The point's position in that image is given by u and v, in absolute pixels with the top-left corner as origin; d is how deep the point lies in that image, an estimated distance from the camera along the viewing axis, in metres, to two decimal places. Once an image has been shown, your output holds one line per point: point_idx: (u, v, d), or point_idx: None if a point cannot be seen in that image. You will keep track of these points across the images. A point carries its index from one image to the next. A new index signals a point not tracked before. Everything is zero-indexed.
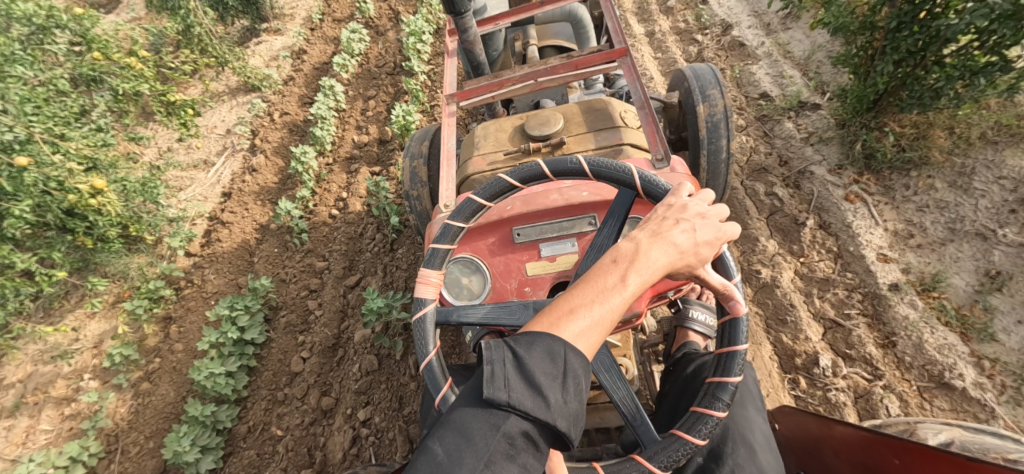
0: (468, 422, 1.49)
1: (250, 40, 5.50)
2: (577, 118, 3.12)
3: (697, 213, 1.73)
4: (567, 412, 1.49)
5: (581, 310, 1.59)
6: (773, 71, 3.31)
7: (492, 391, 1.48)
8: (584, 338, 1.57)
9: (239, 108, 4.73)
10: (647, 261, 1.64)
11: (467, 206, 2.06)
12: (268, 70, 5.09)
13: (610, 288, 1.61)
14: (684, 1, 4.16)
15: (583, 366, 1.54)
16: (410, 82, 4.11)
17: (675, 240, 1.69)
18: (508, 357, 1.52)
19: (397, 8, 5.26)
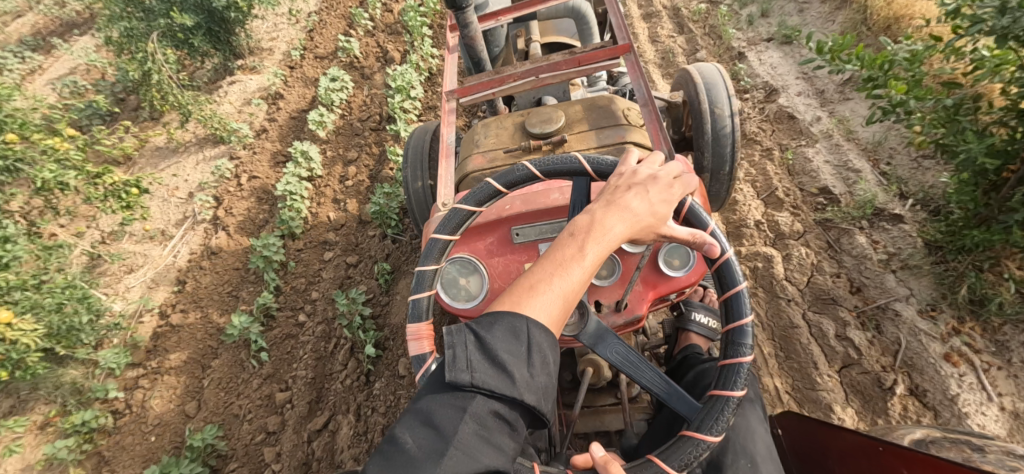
0: (434, 412, 1.43)
1: (221, 80, 4.93)
2: (579, 115, 3.00)
3: (651, 174, 1.69)
4: (534, 386, 1.45)
5: (540, 287, 1.52)
6: (835, 158, 2.70)
7: (455, 375, 1.42)
8: (548, 313, 1.51)
9: (206, 165, 4.23)
10: (605, 231, 1.58)
11: (476, 195, 1.95)
12: (239, 118, 4.52)
13: (569, 262, 1.54)
14: (715, 53, 3.57)
15: (549, 340, 1.50)
16: (395, 151, 3.52)
17: (632, 206, 1.63)
18: (468, 339, 1.47)
19: (386, 47, 4.69)
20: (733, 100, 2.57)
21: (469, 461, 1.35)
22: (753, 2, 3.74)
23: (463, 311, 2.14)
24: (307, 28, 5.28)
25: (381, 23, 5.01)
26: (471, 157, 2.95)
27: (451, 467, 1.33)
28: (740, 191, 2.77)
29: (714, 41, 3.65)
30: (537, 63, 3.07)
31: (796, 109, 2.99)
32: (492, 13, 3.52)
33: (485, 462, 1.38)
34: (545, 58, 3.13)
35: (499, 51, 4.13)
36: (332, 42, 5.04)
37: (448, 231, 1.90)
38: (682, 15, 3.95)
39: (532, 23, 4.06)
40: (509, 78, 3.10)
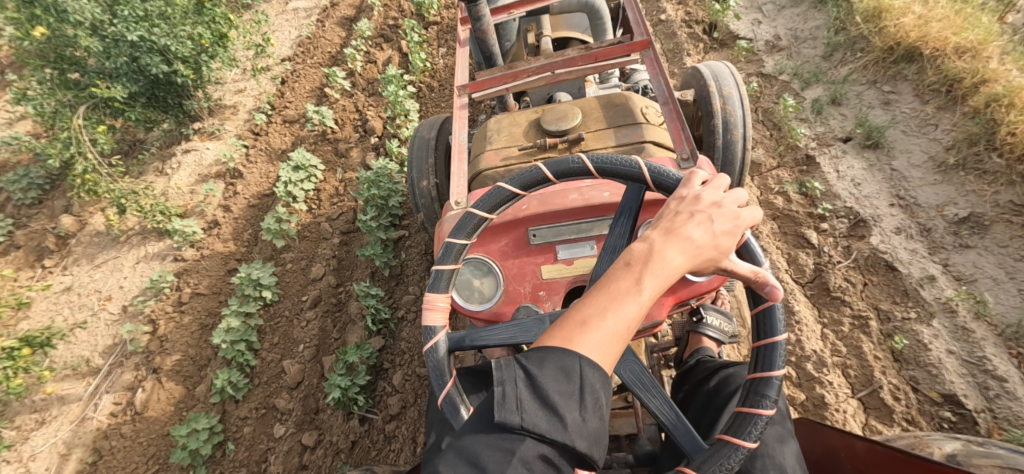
0: (478, 448, 1.23)
1: (175, 146, 4.22)
2: (595, 113, 2.74)
3: (714, 201, 1.41)
4: (588, 433, 1.21)
5: (594, 324, 1.29)
6: (965, 351, 1.98)
7: (502, 415, 1.22)
8: (602, 353, 1.28)
9: (146, 265, 3.52)
10: (664, 262, 1.32)
11: (493, 196, 1.72)
12: (189, 203, 3.76)
13: (625, 296, 1.30)
14: (773, 151, 2.81)
15: (605, 381, 1.27)
16: (359, 284, 2.72)
17: (694, 235, 1.36)
18: (518, 376, 1.26)
19: (366, 113, 3.94)
20: (745, 100, 2.55)
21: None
22: (819, 81, 2.97)
23: (476, 315, 1.95)
24: (279, 82, 4.59)
25: (361, 81, 4.25)
26: (484, 155, 2.68)
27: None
28: (828, 386, 2.05)
29: (772, 132, 2.89)
30: (553, 59, 2.88)
31: (898, 258, 2.24)
32: (503, 7, 3.33)
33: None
34: (561, 54, 2.93)
35: (510, 46, 3.74)
36: (304, 102, 4.32)
37: (465, 233, 1.71)
38: None
39: (544, 18, 3.64)
40: (524, 74, 2.90)
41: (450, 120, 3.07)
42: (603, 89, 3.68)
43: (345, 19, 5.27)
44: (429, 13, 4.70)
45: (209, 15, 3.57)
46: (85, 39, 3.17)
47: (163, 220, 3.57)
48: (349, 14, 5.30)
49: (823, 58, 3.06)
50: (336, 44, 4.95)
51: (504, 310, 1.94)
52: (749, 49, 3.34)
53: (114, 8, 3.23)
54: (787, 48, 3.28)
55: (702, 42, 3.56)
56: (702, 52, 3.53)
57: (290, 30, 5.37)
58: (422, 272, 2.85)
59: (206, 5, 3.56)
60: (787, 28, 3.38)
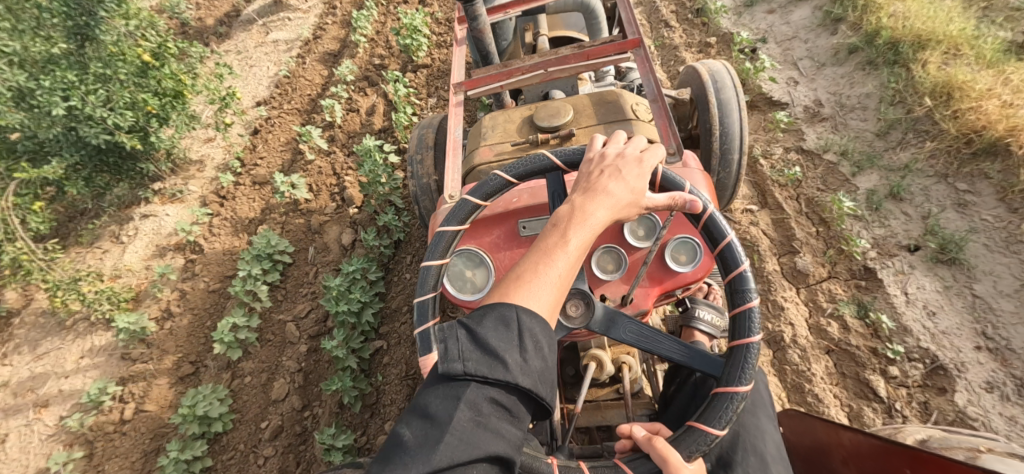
0: (427, 402, 1.30)
1: (132, 208, 3.75)
2: (587, 110, 2.73)
3: (618, 154, 1.62)
4: (532, 371, 1.30)
5: (528, 277, 1.42)
6: None
7: (446, 365, 1.30)
8: (540, 299, 1.40)
9: (90, 362, 3.07)
10: (587, 216, 1.49)
11: (456, 213, 1.72)
12: (142, 284, 3.33)
13: (551, 250, 1.45)
14: (821, 256, 2.35)
15: (542, 325, 1.37)
16: (321, 433, 2.32)
17: (611, 190, 1.55)
18: (459, 333, 1.34)
19: (344, 177, 3.46)
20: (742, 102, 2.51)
21: (466, 451, 1.23)
22: (874, 165, 2.51)
23: (471, 305, 1.83)
24: (252, 133, 4.15)
25: (340, 134, 3.77)
26: (479, 149, 2.69)
27: (448, 457, 1.21)
28: None
29: (818, 229, 2.44)
30: (547, 58, 2.95)
31: (993, 428, 1.84)
32: (501, 6, 3.34)
33: (484, 449, 1.25)
34: (555, 51, 2.93)
35: (506, 45, 3.71)
36: (277, 158, 3.86)
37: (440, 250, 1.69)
38: (759, 172, 2.72)
39: (541, 18, 3.64)
40: (519, 71, 2.95)
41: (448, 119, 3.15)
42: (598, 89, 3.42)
43: (328, 55, 4.82)
44: (418, 55, 4.28)
45: (157, 76, 2.98)
46: (5, 111, 2.67)
47: (115, 308, 3.15)
48: (332, 50, 4.86)
49: (876, 135, 2.60)
50: (316, 85, 4.51)
51: None
52: (789, 120, 2.84)
53: (41, 74, 2.70)
54: (831, 117, 2.80)
55: None
56: None
57: (268, 67, 4.96)
58: (401, 403, 2.44)
59: (152, 65, 2.97)
60: (827, 92, 2.91)
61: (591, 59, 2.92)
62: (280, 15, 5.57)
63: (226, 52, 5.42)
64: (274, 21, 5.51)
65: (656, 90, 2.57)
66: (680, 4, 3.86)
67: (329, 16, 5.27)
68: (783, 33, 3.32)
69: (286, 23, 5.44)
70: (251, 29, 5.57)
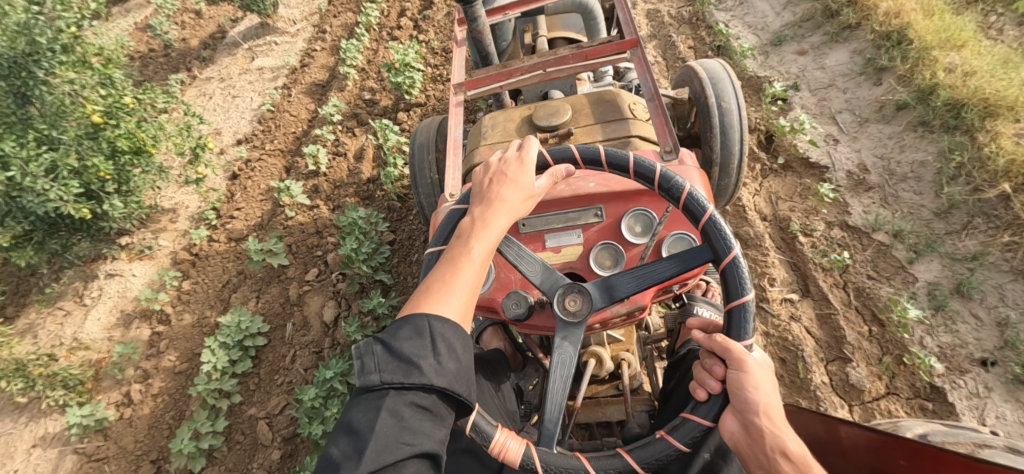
0: (351, 417, 1.33)
1: (95, 266, 3.41)
2: (585, 109, 2.73)
3: (503, 163, 1.71)
4: (447, 371, 1.37)
5: (440, 286, 1.49)
6: None
7: (364, 379, 1.34)
8: (451, 306, 1.46)
9: (40, 454, 2.73)
10: (488, 225, 1.58)
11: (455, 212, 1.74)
12: (103, 359, 2.99)
13: (460, 262, 1.53)
14: (877, 364, 2.05)
15: (453, 328, 1.43)
16: None
17: (507, 198, 1.64)
18: (374, 348, 1.38)
19: (327, 237, 3.12)
20: (737, 100, 2.47)
21: (392, 453, 1.28)
22: (934, 252, 2.20)
23: None
24: (232, 178, 3.82)
25: (324, 183, 3.41)
26: (478, 148, 2.70)
27: (376, 462, 1.26)
28: None
29: (872, 329, 2.12)
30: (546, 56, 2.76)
31: None
32: (499, 7, 3.22)
33: (411, 448, 1.30)
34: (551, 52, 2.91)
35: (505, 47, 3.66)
36: (255, 209, 3.51)
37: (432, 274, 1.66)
38: (795, 250, 2.40)
39: (539, 18, 3.59)
40: (518, 71, 2.80)
41: (446, 120, 3.04)
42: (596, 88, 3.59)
43: (315, 85, 4.48)
44: (412, 92, 3.93)
45: (109, 137, 2.61)
46: None
47: (70, 393, 2.80)
48: (320, 80, 4.52)
49: (935, 214, 2.29)
50: (302, 121, 4.19)
51: (496, 296, 1.86)
52: (836, 195, 2.48)
53: None
54: (879, 187, 2.46)
55: (759, 162, 2.75)
56: (759, 176, 2.70)
57: (251, 98, 4.63)
58: None
59: (103, 125, 2.59)
60: (873, 154, 2.57)
61: (588, 59, 2.74)
62: (266, 38, 5.24)
63: (209, 79, 5.08)
64: (260, 45, 5.19)
65: (651, 90, 2.56)
66: (698, 39, 3.58)
67: (319, 42, 4.95)
68: (818, 80, 2.95)
69: (272, 47, 5.11)
70: (235, 53, 5.24)
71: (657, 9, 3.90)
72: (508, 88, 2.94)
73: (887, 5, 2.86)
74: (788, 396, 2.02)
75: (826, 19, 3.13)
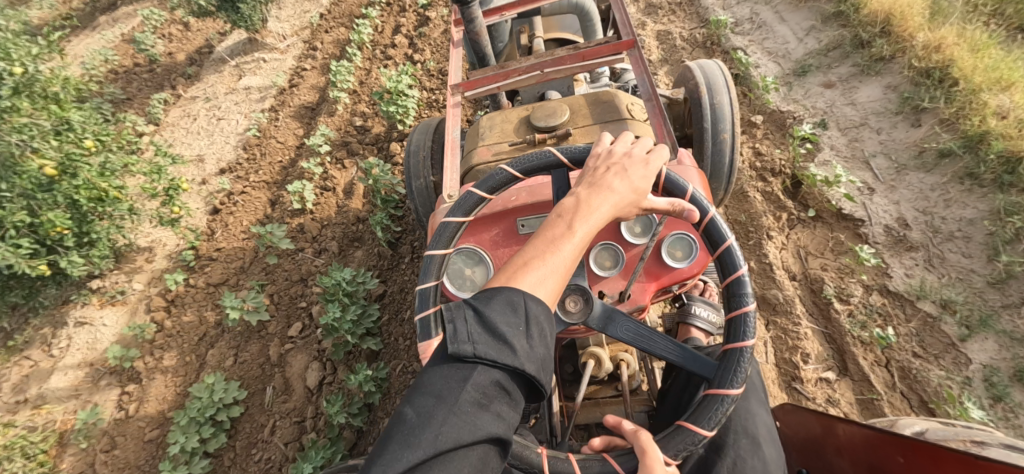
0: (431, 381, 1.25)
1: (62, 313, 3.16)
2: (583, 110, 2.75)
3: (626, 153, 1.55)
4: (537, 357, 1.27)
5: (536, 261, 1.38)
6: None
7: (455, 346, 1.25)
8: (543, 287, 1.35)
9: None
10: (594, 208, 1.45)
11: (463, 203, 1.70)
12: (68, 422, 2.75)
13: (560, 237, 1.41)
14: None
15: (546, 312, 1.33)
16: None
17: (616, 185, 1.49)
18: (467, 312, 1.30)
19: (311, 285, 2.87)
20: (733, 101, 2.47)
21: (470, 428, 1.18)
22: (990, 328, 1.98)
23: None
24: (213, 212, 3.58)
25: (310, 222, 3.16)
26: (476, 150, 2.71)
27: (453, 437, 1.16)
28: None
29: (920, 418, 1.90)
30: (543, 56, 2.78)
31: None
32: (496, 7, 3.18)
33: (486, 429, 1.20)
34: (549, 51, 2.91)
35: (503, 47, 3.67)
36: (236, 249, 3.26)
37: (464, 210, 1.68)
38: (830, 318, 2.16)
39: (536, 19, 3.51)
40: (516, 72, 2.79)
41: (442, 121, 3.00)
42: (593, 90, 3.59)
43: (304, 108, 4.24)
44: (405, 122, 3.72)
45: (63, 190, 2.42)
46: None
47: (31, 464, 2.57)
48: (310, 103, 4.28)
49: (988, 283, 2.08)
50: (290, 148, 3.93)
51: None
52: (880, 261, 2.22)
53: None
54: (922, 246, 2.23)
55: (787, 211, 2.50)
56: (785, 227, 2.46)
57: (237, 121, 4.37)
58: None
59: (58, 178, 2.40)
60: (913, 207, 2.33)
61: (586, 59, 2.74)
62: (254, 55, 4.99)
63: (194, 98, 4.82)
64: (248, 62, 4.94)
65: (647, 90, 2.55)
66: None
67: (309, 60, 4.71)
68: (847, 118, 2.70)
69: (261, 65, 4.86)
70: (222, 70, 4.99)
71: (668, 31, 3.67)
72: (505, 88, 2.92)
73: (924, 37, 2.62)
74: (800, 420, 1.93)
75: (856, 49, 2.88)
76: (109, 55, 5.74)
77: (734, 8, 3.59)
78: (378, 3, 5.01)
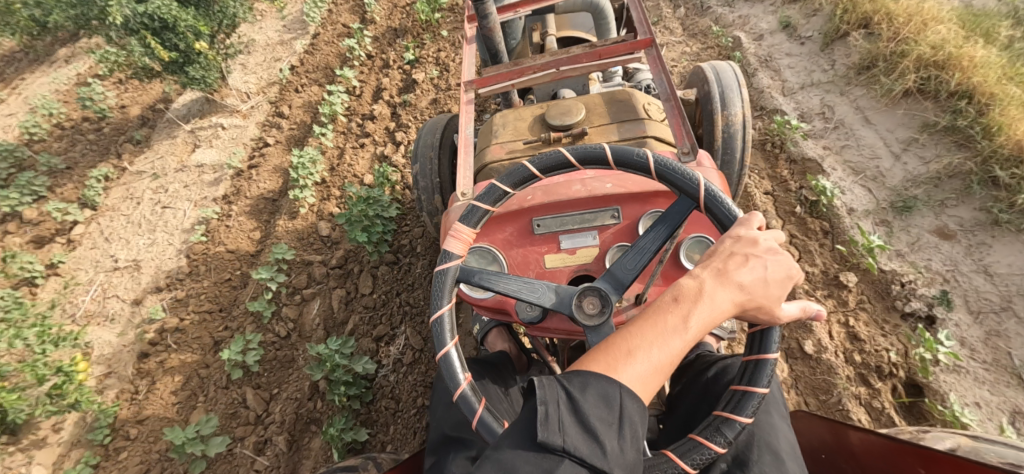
0: (515, 462, 1.12)
1: None
2: (598, 108, 2.33)
3: (768, 246, 1.33)
4: (628, 462, 1.12)
5: (641, 352, 1.20)
6: None
7: (545, 434, 1.11)
8: (644, 384, 1.19)
9: None
10: (715, 303, 1.25)
11: (490, 191, 1.58)
12: None
13: (674, 329, 1.22)
14: None
15: (643, 413, 1.17)
16: None
17: (746, 278, 1.29)
18: (560, 396, 1.15)
19: None
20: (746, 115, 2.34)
21: None
22: None
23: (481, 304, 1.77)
24: (139, 357, 2.85)
25: (253, 394, 2.45)
26: (489, 147, 2.32)
27: None
28: None
29: None
30: (557, 54, 2.49)
31: None
32: (510, 3, 2.81)
33: None
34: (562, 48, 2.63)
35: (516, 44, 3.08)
36: (163, 423, 2.58)
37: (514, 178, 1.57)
38: None
39: (549, 17, 3.11)
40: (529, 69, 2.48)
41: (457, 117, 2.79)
42: (608, 88, 2.96)
43: (263, 200, 3.49)
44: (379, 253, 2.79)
45: None
46: None
47: None
48: (270, 192, 3.52)
49: None
50: (242, 257, 3.20)
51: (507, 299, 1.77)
52: None
53: None
54: None
55: None
56: None
57: (184, 212, 3.63)
58: None
59: None
60: None
61: (601, 58, 2.47)
62: (212, 119, 4.24)
63: (140, 173, 4.07)
64: (204, 128, 4.19)
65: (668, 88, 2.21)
66: (777, 179, 2.55)
67: (273, 130, 3.96)
68: (980, 294, 2.01)
69: (218, 133, 4.11)
70: (175, 137, 4.24)
71: None
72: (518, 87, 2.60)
73: None
74: (804, 426, 1.76)
75: (985, 187, 2.16)
76: (52, 107, 4.97)
77: (798, 94, 2.83)
78: (358, 57, 4.27)
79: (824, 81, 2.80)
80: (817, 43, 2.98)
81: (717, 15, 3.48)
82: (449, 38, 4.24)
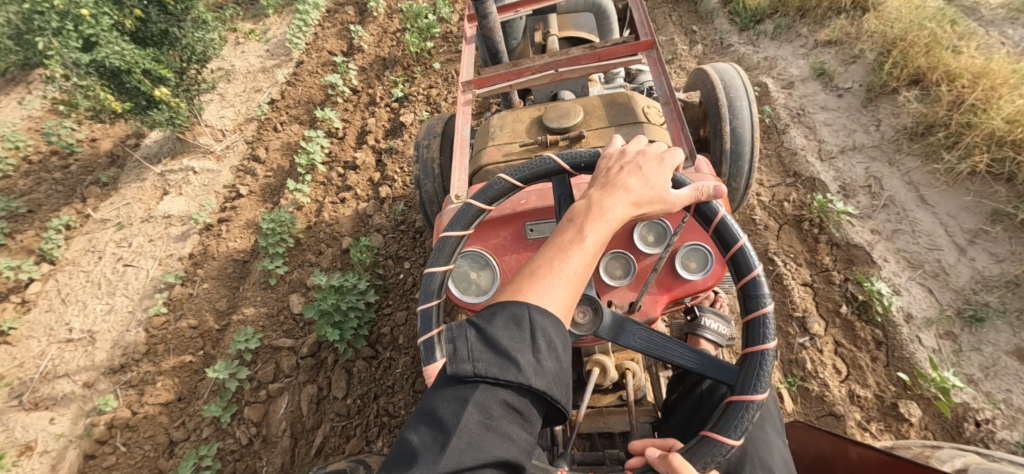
0: (435, 403, 1.09)
1: None
2: (598, 111, 1.99)
3: (640, 151, 1.34)
4: (546, 372, 1.09)
5: (542, 272, 1.18)
6: None
7: (455, 366, 1.09)
8: (556, 300, 1.17)
9: None
10: (606, 212, 1.24)
11: (461, 215, 1.43)
12: None
13: (569, 246, 1.21)
14: None
15: (557, 324, 1.14)
16: None
17: (631, 184, 1.28)
18: (467, 332, 1.12)
19: None
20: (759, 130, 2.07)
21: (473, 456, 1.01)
22: None
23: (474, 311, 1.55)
24: (84, 460, 2.51)
25: None
26: (483, 149, 2.00)
27: (457, 463, 1.00)
28: None
29: None
30: (557, 55, 2.13)
31: None
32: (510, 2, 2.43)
33: (495, 456, 1.03)
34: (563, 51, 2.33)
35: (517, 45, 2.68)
36: None
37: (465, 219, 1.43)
38: None
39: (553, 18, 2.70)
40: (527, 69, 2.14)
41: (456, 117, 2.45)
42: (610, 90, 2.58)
43: (232, 263, 3.15)
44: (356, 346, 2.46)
45: None
46: None
47: None
48: (241, 252, 3.19)
49: None
50: (207, 331, 2.86)
51: None
52: None
53: None
54: None
55: None
56: None
57: (147, 273, 3.29)
58: None
59: None
60: None
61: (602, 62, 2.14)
62: (183, 161, 3.88)
63: (104, 222, 3.70)
64: (174, 171, 3.83)
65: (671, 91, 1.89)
66: (815, 267, 2.22)
67: (247, 177, 3.61)
68: None
69: (188, 179, 3.75)
70: (143, 180, 3.87)
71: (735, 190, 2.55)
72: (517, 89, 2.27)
73: None
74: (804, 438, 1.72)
75: None
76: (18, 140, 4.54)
77: (837, 160, 2.47)
78: (342, 93, 3.91)
79: (868, 145, 2.45)
80: (857, 96, 2.62)
81: (740, 54, 3.10)
82: (442, 71, 3.88)
